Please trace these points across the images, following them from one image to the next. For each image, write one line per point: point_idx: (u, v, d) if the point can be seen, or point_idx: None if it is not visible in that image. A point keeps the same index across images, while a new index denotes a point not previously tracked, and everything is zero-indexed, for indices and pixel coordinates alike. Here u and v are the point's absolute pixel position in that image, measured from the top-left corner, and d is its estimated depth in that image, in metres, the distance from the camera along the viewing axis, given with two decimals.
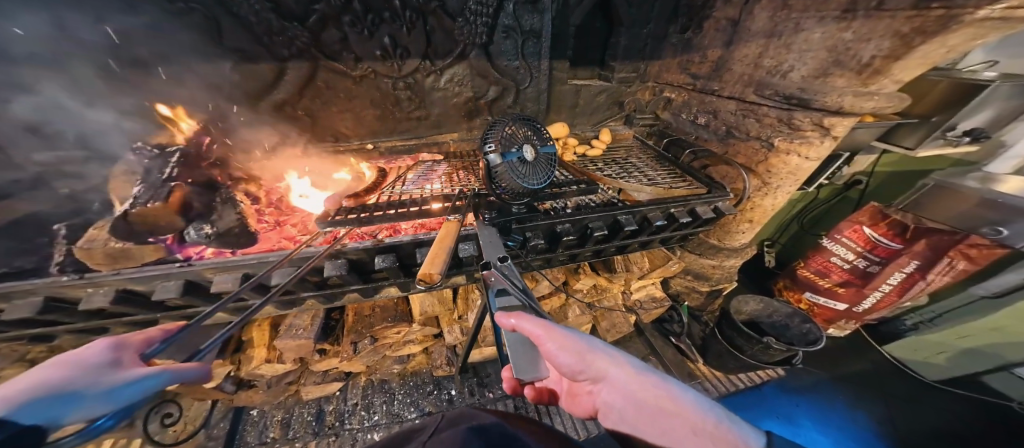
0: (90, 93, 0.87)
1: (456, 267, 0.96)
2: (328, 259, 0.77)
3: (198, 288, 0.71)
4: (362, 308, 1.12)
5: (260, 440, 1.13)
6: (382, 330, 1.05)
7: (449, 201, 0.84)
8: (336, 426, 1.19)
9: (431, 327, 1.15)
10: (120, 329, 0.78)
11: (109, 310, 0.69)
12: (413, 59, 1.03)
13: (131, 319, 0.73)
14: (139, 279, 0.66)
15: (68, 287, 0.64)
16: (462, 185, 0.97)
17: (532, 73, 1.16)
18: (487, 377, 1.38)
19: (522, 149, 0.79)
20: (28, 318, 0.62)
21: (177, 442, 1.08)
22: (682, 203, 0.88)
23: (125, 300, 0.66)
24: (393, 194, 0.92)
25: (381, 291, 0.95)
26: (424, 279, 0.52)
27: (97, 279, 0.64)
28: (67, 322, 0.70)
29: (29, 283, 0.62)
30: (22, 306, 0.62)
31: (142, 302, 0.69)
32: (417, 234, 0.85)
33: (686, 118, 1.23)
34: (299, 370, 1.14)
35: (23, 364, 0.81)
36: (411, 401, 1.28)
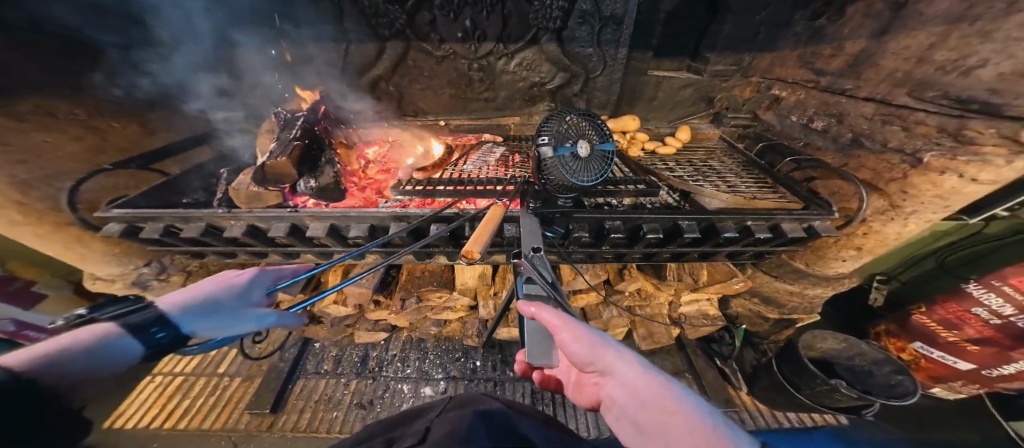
0: (257, 66, 1.13)
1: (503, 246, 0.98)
2: (391, 220, 0.83)
3: (300, 231, 0.81)
4: (414, 269, 1.21)
5: (316, 369, 1.32)
6: (427, 291, 1.13)
7: (501, 184, 0.87)
8: (375, 372, 1.35)
9: (468, 299, 1.21)
10: (242, 257, 0.93)
11: (243, 241, 0.82)
12: (489, 42, 1.04)
13: (253, 249, 0.87)
14: (265, 218, 0.77)
15: (221, 218, 0.76)
16: (514, 171, 0.98)
17: (608, 62, 1.10)
18: (511, 356, 1.43)
19: (575, 143, 0.76)
20: (196, 237, 0.77)
21: (261, 357, 1.30)
22: (765, 217, 0.76)
23: (253, 234, 0.79)
24: (455, 172, 0.96)
25: (433, 257, 1.02)
26: (465, 255, 0.53)
27: (238, 213, 0.76)
28: (214, 245, 0.85)
29: (200, 211, 0.75)
30: (191, 227, 0.76)
31: (263, 237, 0.82)
32: (465, 207, 0.84)
33: (796, 122, 1.09)
34: (354, 317, 1.28)
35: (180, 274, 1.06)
36: (440, 363, 1.40)
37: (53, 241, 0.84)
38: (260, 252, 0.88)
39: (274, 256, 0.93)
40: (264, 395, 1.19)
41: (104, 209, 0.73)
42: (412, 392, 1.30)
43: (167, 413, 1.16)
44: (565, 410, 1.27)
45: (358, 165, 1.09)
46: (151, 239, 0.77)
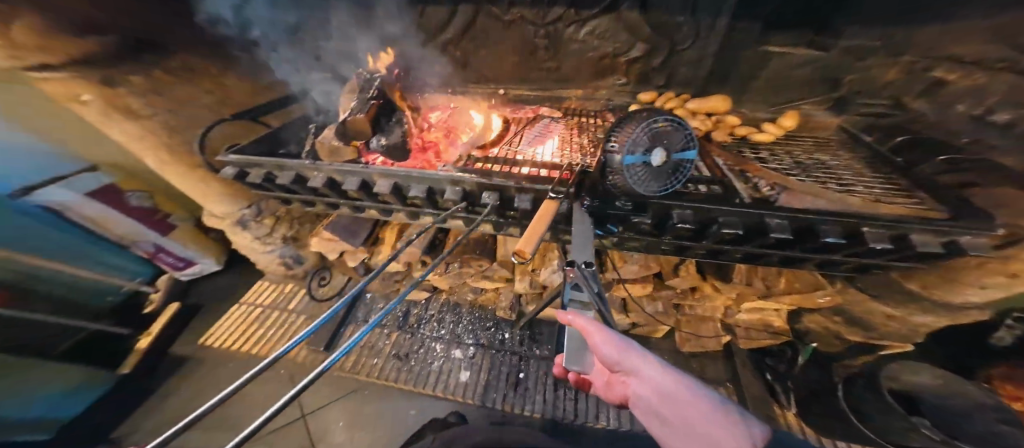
0: (330, 29, 1.10)
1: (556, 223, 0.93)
2: (447, 183, 0.84)
3: (369, 187, 0.87)
4: (461, 236, 1.26)
5: (366, 316, 1.45)
6: (470, 259, 1.18)
7: (577, 161, 0.78)
8: (414, 328, 1.48)
9: (507, 271, 1.23)
10: (321, 207, 1.02)
11: (320, 191, 0.91)
12: (560, 6, 0.93)
13: (329, 201, 0.95)
14: (342, 171, 0.84)
15: (306, 169, 0.84)
16: (575, 158, 0.83)
17: (700, 32, 0.92)
18: (540, 334, 1.47)
19: (650, 150, 0.52)
20: (287, 185, 0.85)
21: (324, 300, 1.42)
22: (894, 223, 0.52)
23: (331, 185, 0.86)
24: (509, 151, 0.92)
25: (478, 224, 1.04)
26: (517, 255, 0.48)
27: (320, 166, 0.83)
28: (297, 193, 0.95)
29: (289, 161, 0.83)
30: (285, 175, 0.85)
31: (338, 190, 0.89)
32: (535, 177, 0.77)
33: (965, 112, 0.77)
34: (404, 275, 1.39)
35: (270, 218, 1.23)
36: (471, 329, 1.49)
37: (187, 179, 1.02)
38: (334, 204, 0.97)
39: (345, 208, 1.01)
40: (321, 334, 1.35)
41: (223, 153, 0.84)
42: (444, 353, 1.42)
43: (247, 339, 1.33)
44: (586, 398, 1.31)
45: (418, 126, 1.07)
46: (256, 183, 0.87)
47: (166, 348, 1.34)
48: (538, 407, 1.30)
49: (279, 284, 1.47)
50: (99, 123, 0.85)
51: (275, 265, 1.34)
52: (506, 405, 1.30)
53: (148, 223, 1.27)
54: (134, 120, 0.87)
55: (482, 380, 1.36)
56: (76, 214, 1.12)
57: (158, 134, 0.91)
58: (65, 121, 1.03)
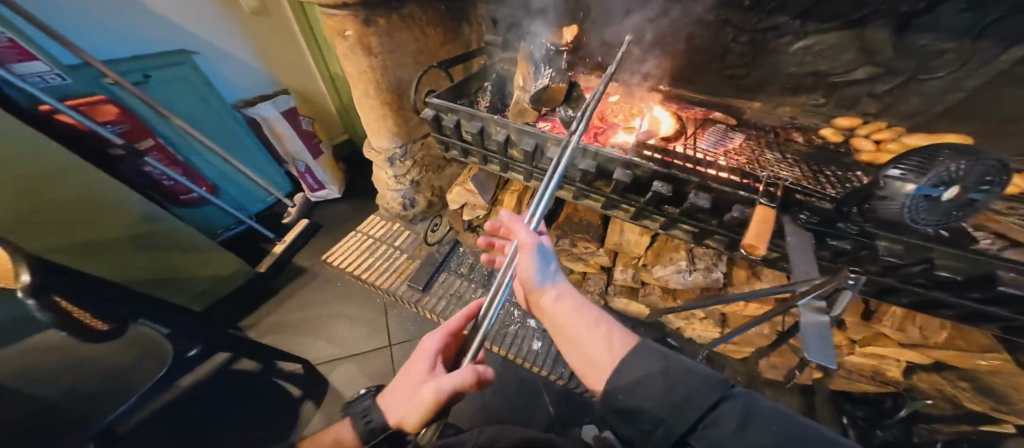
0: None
1: (704, 222, 0.84)
2: (619, 165, 0.83)
3: (537, 152, 0.94)
4: (575, 214, 1.29)
5: (456, 269, 1.53)
6: (579, 238, 1.22)
7: (770, 170, 0.79)
8: (495, 289, 1.57)
9: (607, 259, 1.25)
10: (474, 160, 1.16)
11: (492, 143, 1.02)
12: (784, 15, 0.83)
13: (491, 155, 1.08)
14: (523, 131, 0.93)
15: (494, 122, 0.95)
16: (767, 171, 0.78)
17: (968, 66, 0.71)
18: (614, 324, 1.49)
19: (944, 186, 0.42)
20: (473, 132, 0.98)
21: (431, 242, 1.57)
22: None
23: (507, 142, 0.96)
24: (693, 149, 0.90)
25: (611, 209, 1.01)
26: (747, 248, 0.54)
27: (507, 123, 0.94)
28: (466, 142, 1.08)
29: (482, 112, 0.96)
30: (473, 124, 0.98)
31: (509, 147, 1.00)
32: (726, 184, 0.74)
33: None
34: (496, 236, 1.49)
35: (412, 161, 1.44)
36: None
37: (373, 113, 1.25)
38: (491, 157, 1.09)
39: (494, 165, 1.13)
40: (420, 274, 1.47)
41: (431, 96, 1.01)
42: (520, 320, 1.51)
43: (358, 264, 1.53)
44: None
45: None
46: (449, 125, 1.03)
47: (290, 257, 1.67)
48: None
49: (390, 220, 1.67)
50: (344, 54, 1.08)
51: (395, 204, 1.55)
52: (571, 381, 1.38)
53: (308, 143, 1.71)
54: (367, 55, 1.08)
55: (553, 352, 1.42)
56: (270, 125, 1.61)
57: (375, 69, 1.12)
58: (276, 56, 1.63)
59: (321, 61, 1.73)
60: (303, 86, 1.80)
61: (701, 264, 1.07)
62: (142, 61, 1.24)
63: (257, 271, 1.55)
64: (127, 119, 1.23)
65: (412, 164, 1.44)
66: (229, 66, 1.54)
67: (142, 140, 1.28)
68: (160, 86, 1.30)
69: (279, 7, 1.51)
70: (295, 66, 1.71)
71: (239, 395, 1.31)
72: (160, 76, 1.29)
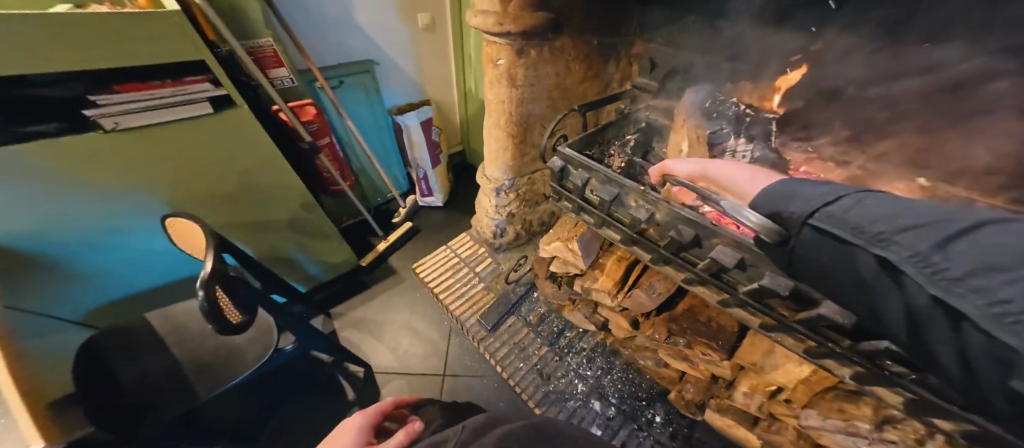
0: (702, 55, 1.02)
1: (958, 413, 0.55)
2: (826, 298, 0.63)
3: (692, 244, 0.80)
4: (697, 310, 1.08)
5: (526, 314, 1.47)
6: (699, 340, 1.01)
7: None
8: (562, 351, 1.40)
9: (731, 374, 0.99)
10: (591, 222, 1.03)
11: (626, 213, 0.91)
12: None
13: (618, 229, 0.96)
14: (675, 214, 0.79)
15: (637, 194, 0.85)
16: None
17: None
18: (701, 442, 1.17)
19: None
20: (604, 197, 0.91)
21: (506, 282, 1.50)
22: None
23: (650, 220, 0.85)
24: None
25: (772, 330, 0.79)
26: None
27: (658, 201, 0.81)
28: (592, 203, 0.99)
29: (625, 182, 0.87)
30: (607, 190, 0.90)
31: (648, 224, 0.87)
32: None
33: None
34: (580, 297, 1.33)
35: (514, 193, 1.39)
36: (619, 387, 1.32)
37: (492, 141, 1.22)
38: (618, 230, 0.95)
39: (613, 233, 0.99)
40: (491, 314, 1.43)
41: (561, 146, 0.98)
42: (582, 398, 1.29)
43: (440, 282, 1.54)
44: None
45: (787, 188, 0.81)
46: (576, 179, 0.96)
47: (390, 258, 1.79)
48: None
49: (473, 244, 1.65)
50: (491, 81, 1.07)
51: (488, 230, 1.53)
52: None
53: (432, 152, 1.85)
54: (510, 86, 1.04)
55: None
56: (410, 136, 1.81)
57: (511, 101, 1.08)
58: (433, 70, 1.88)
59: (461, 77, 1.95)
60: (443, 101, 2.03)
61: (893, 436, 0.73)
62: (342, 72, 1.57)
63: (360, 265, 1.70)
64: (320, 120, 1.49)
65: (513, 196, 1.38)
66: (395, 80, 1.80)
67: (324, 138, 1.53)
68: (347, 91, 1.63)
69: (445, 28, 1.78)
70: (443, 82, 1.95)
71: (298, 379, 1.36)
72: (349, 83, 1.61)
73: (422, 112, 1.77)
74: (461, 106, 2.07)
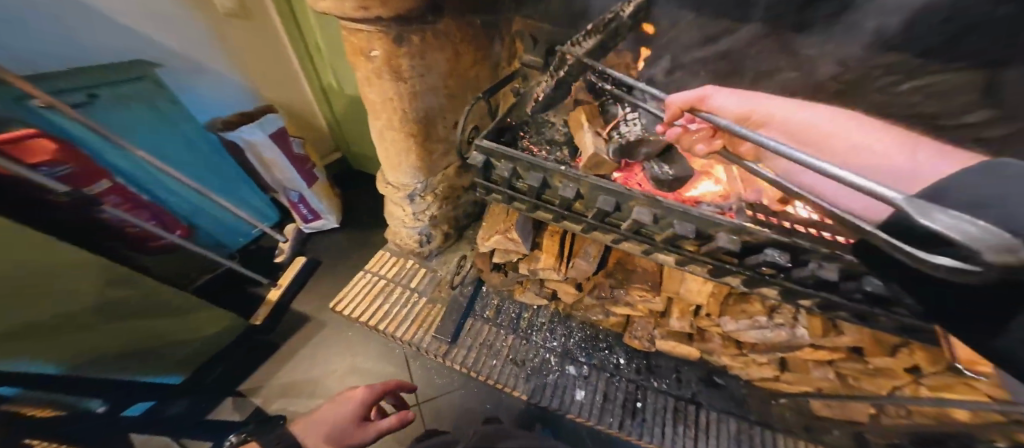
0: (569, 24, 1.03)
1: (810, 290, 0.75)
2: (722, 230, 0.73)
3: (616, 209, 0.85)
4: (625, 259, 1.21)
5: (482, 313, 1.44)
6: (635, 287, 1.13)
7: None
8: (527, 333, 1.42)
9: (665, 306, 1.14)
10: (522, 209, 1.03)
11: (553, 195, 0.92)
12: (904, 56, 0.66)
13: (550, 209, 0.97)
14: (598, 187, 0.82)
15: (560, 174, 0.84)
16: None
17: None
18: (658, 366, 1.37)
19: None
20: (532, 182, 0.87)
21: (452, 286, 1.44)
22: None
23: (576, 196, 0.86)
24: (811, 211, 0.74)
25: (688, 265, 0.91)
26: None
27: (581, 177, 0.82)
28: (519, 192, 0.97)
29: (548, 164, 0.85)
30: (533, 177, 0.87)
31: (574, 201, 0.89)
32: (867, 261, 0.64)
33: None
34: (527, 277, 1.36)
35: (432, 196, 1.29)
36: (584, 347, 1.41)
37: (390, 146, 1.09)
38: (550, 211, 0.98)
39: (544, 214, 1.01)
40: (446, 325, 1.35)
41: (478, 139, 0.89)
42: (557, 369, 1.36)
43: (373, 310, 1.40)
44: (708, 442, 1.22)
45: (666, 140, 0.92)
46: (501, 174, 0.90)
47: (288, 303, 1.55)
48: (657, 440, 1.24)
49: (402, 257, 1.51)
50: (370, 79, 0.91)
51: (410, 241, 1.43)
52: (624, 433, 1.25)
53: (300, 169, 1.54)
54: (395, 81, 0.91)
55: (598, 402, 1.30)
56: (257, 153, 1.45)
57: (402, 99, 0.96)
58: (264, 68, 1.53)
59: (309, 74, 1.63)
60: (291, 102, 1.69)
61: (782, 319, 0.97)
62: (88, 81, 1.11)
63: (251, 325, 1.45)
64: (76, 160, 1.08)
65: (431, 198, 1.30)
66: (201, 84, 1.44)
67: (97, 182, 1.13)
68: (110, 109, 1.17)
69: (261, 11, 1.40)
70: (282, 80, 1.61)
71: None
72: (111, 96, 1.16)
73: (263, 123, 1.40)
74: (319, 107, 1.76)
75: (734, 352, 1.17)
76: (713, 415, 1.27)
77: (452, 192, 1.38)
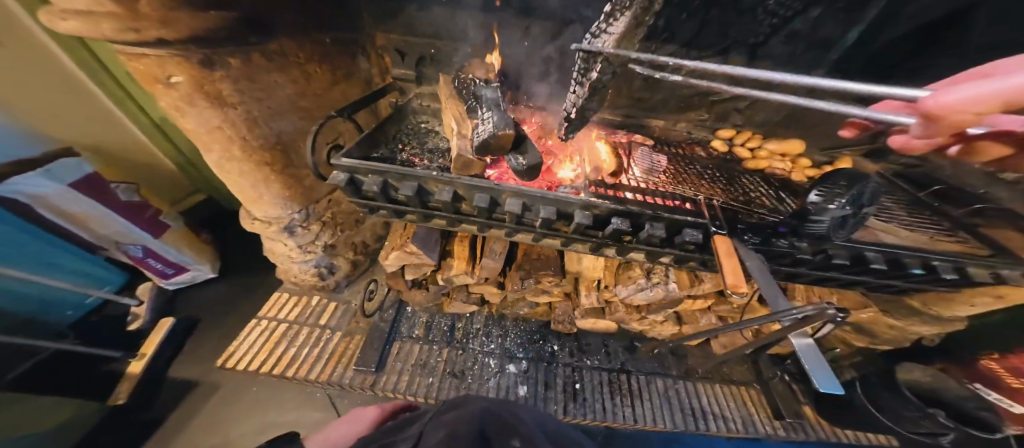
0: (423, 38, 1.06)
1: (661, 248, 0.87)
2: (577, 208, 0.81)
3: (494, 203, 0.87)
4: (530, 251, 1.26)
5: (410, 332, 1.38)
6: (543, 275, 1.18)
7: (697, 193, 0.87)
8: (464, 342, 1.39)
9: (573, 287, 1.22)
10: (412, 218, 0.99)
11: (434, 201, 0.91)
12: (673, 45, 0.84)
13: (437, 214, 0.95)
14: (469, 186, 0.84)
15: (435, 180, 0.84)
16: (691, 189, 0.89)
17: None
18: (588, 345, 1.45)
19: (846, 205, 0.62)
20: (407, 192, 0.84)
21: (371, 312, 1.37)
22: (953, 260, 0.75)
23: (454, 198, 0.86)
24: (637, 180, 0.90)
25: (573, 245, 0.97)
26: (732, 287, 0.51)
27: (452, 179, 0.83)
28: (403, 202, 0.93)
29: (418, 170, 0.83)
30: (407, 185, 0.84)
31: (455, 203, 0.89)
32: (678, 213, 0.78)
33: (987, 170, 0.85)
34: (450, 288, 1.33)
35: (318, 223, 1.22)
36: (520, 342, 1.43)
37: (246, 180, 0.98)
38: (440, 217, 0.97)
39: (440, 221, 1.00)
40: (368, 354, 1.26)
41: (337, 158, 0.82)
42: (498, 369, 1.33)
43: (275, 358, 1.23)
44: (643, 406, 1.28)
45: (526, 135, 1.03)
46: (372, 189, 0.85)
47: (163, 371, 1.32)
48: (600, 416, 1.25)
49: (307, 297, 1.43)
50: (176, 109, 0.76)
51: (308, 276, 1.32)
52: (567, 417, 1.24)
53: (138, 220, 1.29)
54: (220, 108, 0.79)
55: (540, 392, 1.29)
56: (52, 206, 1.12)
57: (236, 125, 0.84)
58: (52, 106, 1.15)
59: (135, 109, 1.30)
60: (107, 141, 1.34)
61: (657, 278, 1.11)
62: None
63: (112, 406, 1.20)
64: None
65: (318, 226, 1.22)
66: None
67: None
68: None
69: (28, 37, 1.01)
70: (87, 118, 1.24)
71: None
72: None
73: (52, 172, 1.08)
74: (157, 147, 1.45)
75: (637, 317, 1.28)
76: (642, 378, 1.36)
77: (344, 217, 1.31)
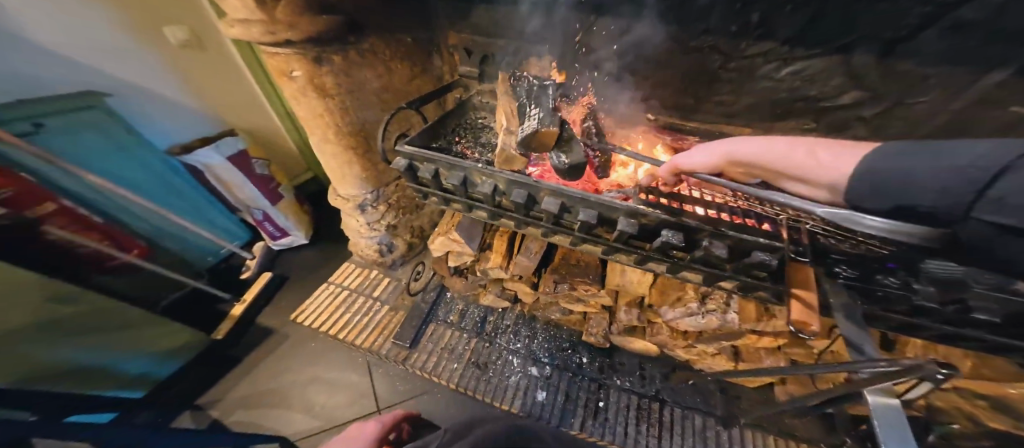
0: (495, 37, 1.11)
1: (716, 270, 0.77)
2: (622, 214, 0.77)
3: (531, 201, 0.87)
4: (570, 256, 1.23)
5: (445, 317, 1.44)
6: (579, 281, 1.14)
7: (785, 211, 0.76)
8: (491, 337, 1.41)
9: (612, 299, 1.16)
10: (456, 208, 1.05)
11: (475, 194, 0.95)
12: None
13: (478, 207, 0.99)
14: (510, 181, 0.86)
15: (478, 172, 0.88)
16: (770, 208, 0.77)
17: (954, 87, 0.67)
18: (621, 364, 1.35)
19: None
20: (452, 181, 0.90)
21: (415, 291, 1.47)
22: None
23: (495, 191, 0.89)
24: (701, 193, 0.82)
25: (613, 255, 0.93)
26: (799, 325, 0.67)
27: (493, 173, 0.86)
28: (448, 192, 0.99)
29: (462, 163, 0.88)
30: (454, 175, 0.90)
31: (496, 196, 0.92)
32: (743, 232, 0.69)
33: None
34: (485, 280, 1.37)
35: (384, 204, 1.35)
36: (547, 347, 1.39)
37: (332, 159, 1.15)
38: (480, 210, 1.00)
39: (482, 213, 1.03)
40: (406, 330, 1.35)
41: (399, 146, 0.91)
42: (520, 370, 1.33)
43: (333, 321, 1.41)
44: (672, 442, 1.16)
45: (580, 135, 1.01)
46: (423, 175, 0.93)
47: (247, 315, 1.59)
48: (619, 440, 1.18)
49: (365, 269, 1.57)
50: (294, 97, 0.96)
51: (370, 251, 1.45)
52: (583, 433, 1.19)
53: (264, 189, 1.61)
54: (321, 98, 0.96)
55: (559, 401, 1.26)
56: (215, 174, 1.48)
57: (332, 114, 1.02)
58: (225, 97, 1.52)
59: (276, 100, 1.60)
60: (256, 127, 1.68)
61: (712, 304, 1.00)
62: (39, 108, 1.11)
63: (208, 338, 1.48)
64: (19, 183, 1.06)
65: (383, 207, 1.36)
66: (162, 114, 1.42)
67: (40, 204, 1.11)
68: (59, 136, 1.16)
69: (215, 39, 1.38)
70: (245, 107, 1.60)
71: None
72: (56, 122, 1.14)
73: (221, 146, 1.45)
74: (288, 133, 1.74)
75: (682, 343, 1.16)
76: (677, 411, 1.23)
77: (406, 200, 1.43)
